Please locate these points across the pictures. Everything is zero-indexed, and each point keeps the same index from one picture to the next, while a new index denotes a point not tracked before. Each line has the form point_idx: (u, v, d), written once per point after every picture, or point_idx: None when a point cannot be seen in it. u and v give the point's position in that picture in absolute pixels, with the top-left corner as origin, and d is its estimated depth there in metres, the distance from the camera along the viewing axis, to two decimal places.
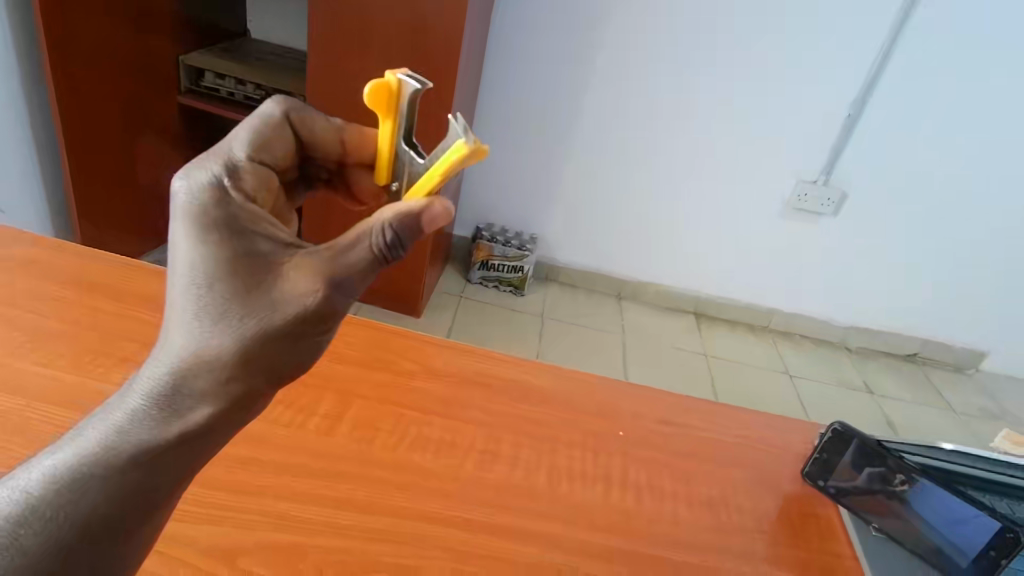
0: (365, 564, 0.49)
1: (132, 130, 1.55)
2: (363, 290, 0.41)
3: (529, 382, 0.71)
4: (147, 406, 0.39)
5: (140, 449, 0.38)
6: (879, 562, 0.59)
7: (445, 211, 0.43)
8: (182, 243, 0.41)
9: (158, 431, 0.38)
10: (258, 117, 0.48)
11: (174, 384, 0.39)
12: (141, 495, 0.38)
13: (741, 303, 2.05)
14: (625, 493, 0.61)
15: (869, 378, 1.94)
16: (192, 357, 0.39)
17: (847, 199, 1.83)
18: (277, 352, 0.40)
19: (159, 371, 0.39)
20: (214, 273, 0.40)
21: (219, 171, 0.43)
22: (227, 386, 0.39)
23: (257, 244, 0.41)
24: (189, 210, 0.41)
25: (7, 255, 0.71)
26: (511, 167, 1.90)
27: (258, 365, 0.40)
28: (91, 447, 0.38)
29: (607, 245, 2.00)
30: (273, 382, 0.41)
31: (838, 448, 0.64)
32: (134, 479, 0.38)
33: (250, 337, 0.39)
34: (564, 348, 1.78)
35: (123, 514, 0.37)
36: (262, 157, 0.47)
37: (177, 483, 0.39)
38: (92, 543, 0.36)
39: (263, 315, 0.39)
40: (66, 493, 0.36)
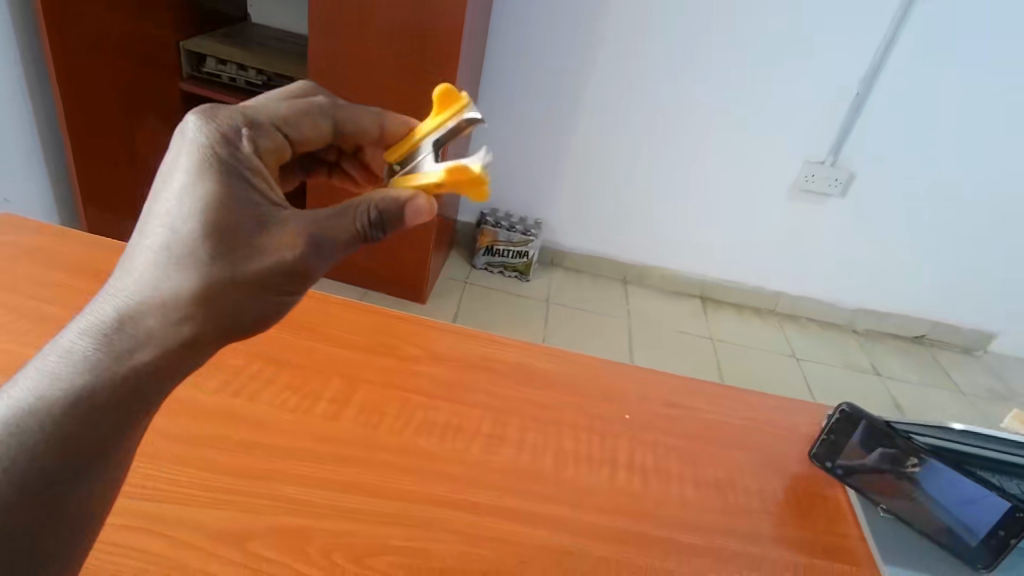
0: (373, 548, 0.50)
1: (134, 117, 1.55)
2: (334, 256, 0.44)
3: (533, 365, 0.71)
4: (101, 350, 0.38)
5: (88, 395, 0.37)
6: (887, 543, 0.59)
7: (428, 208, 0.48)
8: (171, 181, 0.41)
9: (115, 369, 0.38)
10: (298, 101, 0.52)
11: (135, 321, 0.39)
12: (96, 434, 0.37)
13: (747, 285, 2.04)
14: (631, 476, 0.61)
15: (876, 360, 1.93)
16: (158, 293, 0.39)
17: (855, 178, 1.81)
18: (243, 300, 0.41)
19: (115, 314, 0.39)
20: (198, 212, 0.41)
21: (239, 124, 0.45)
22: (188, 326, 0.39)
23: (249, 193, 0.42)
24: (192, 153, 0.42)
25: (12, 243, 0.71)
26: (514, 151, 1.89)
27: (224, 313, 0.41)
28: (36, 396, 0.36)
29: (614, 230, 1.99)
30: (235, 332, 0.42)
31: (847, 429, 0.63)
32: (89, 418, 0.36)
33: (222, 280, 0.40)
34: (569, 333, 1.78)
35: (78, 452, 0.36)
36: (286, 130, 0.50)
37: (136, 426, 0.39)
38: (47, 481, 0.35)
39: (238, 261, 0.41)
40: (22, 425, 0.35)
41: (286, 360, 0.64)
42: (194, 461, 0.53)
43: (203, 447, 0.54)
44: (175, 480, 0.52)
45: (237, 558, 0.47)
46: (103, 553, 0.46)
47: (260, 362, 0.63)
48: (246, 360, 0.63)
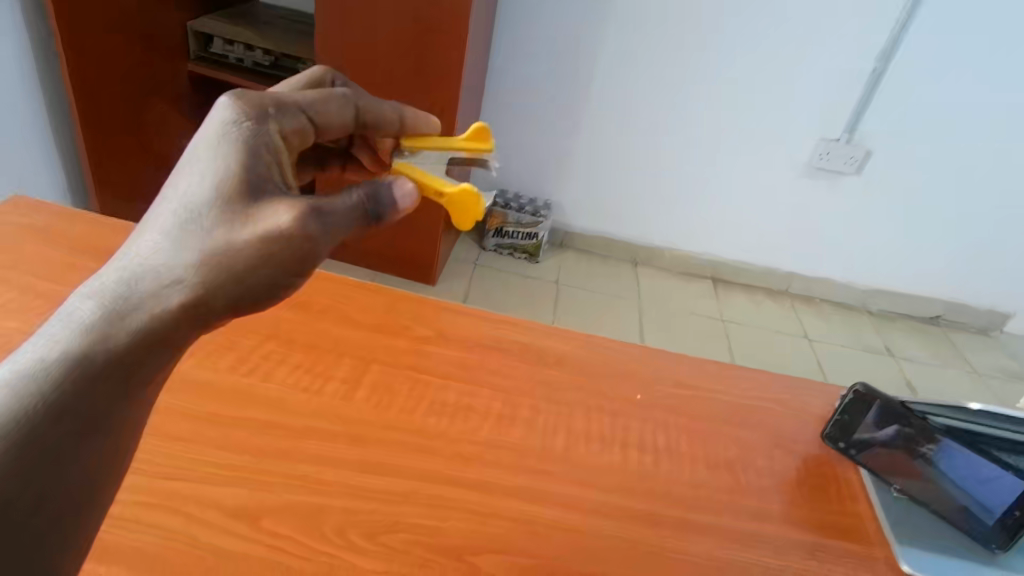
0: (387, 526, 0.50)
1: (143, 99, 1.54)
2: (336, 234, 0.42)
3: (543, 345, 0.70)
4: (102, 317, 0.35)
5: (92, 363, 0.35)
6: (900, 523, 0.58)
7: (410, 192, 0.48)
8: (191, 157, 0.41)
9: (109, 331, 0.35)
10: (330, 93, 0.52)
11: (133, 283, 0.37)
12: (86, 401, 0.34)
13: (759, 266, 2.02)
14: (642, 455, 0.61)
15: (889, 340, 1.92)
16: (158, 258, 0.38)
17: (871, 155, 1.78)
18: (242, 271, 0.38)
19: (121, 283, 0.37)
20: (208, 180, 0.40)
21: (267, 103, 0.46)
22: (184, 293, 0.37)
23: (261, 168, 0.42)
24: (214, 130, 0.42)
25: (26, 225, 0.72)
26: (524, 130, 1.87)
27: (222, 283, 0.38)
28: (36, 365, 0.34)
29: (624, 210, 1.97)
30: (232, 309, 0.39)
31: (860, 409, 0.62)
32: (78, 382, 0.34)
33: (223, 249, 0.38)
34: (580, 314, 1.78)
35: (65, 417, 0.34)
36: (314, 116, 0.50)
37: (127, 399, 0.36)
38: (33, 445, 0.33)
39: (239, 229, 0.39)
40: (10, 383, 0.33)
41: (298, 340, 0.64)
42: (209, 439, 0.54)
43: (218, 426, 0.55)
44: (190, 458, 0.52)
45: (253, 536, 0.48)
46: (120, 530, 0.47)
47: (273, 343, 0.64)
48: (258, 341, 0.64)
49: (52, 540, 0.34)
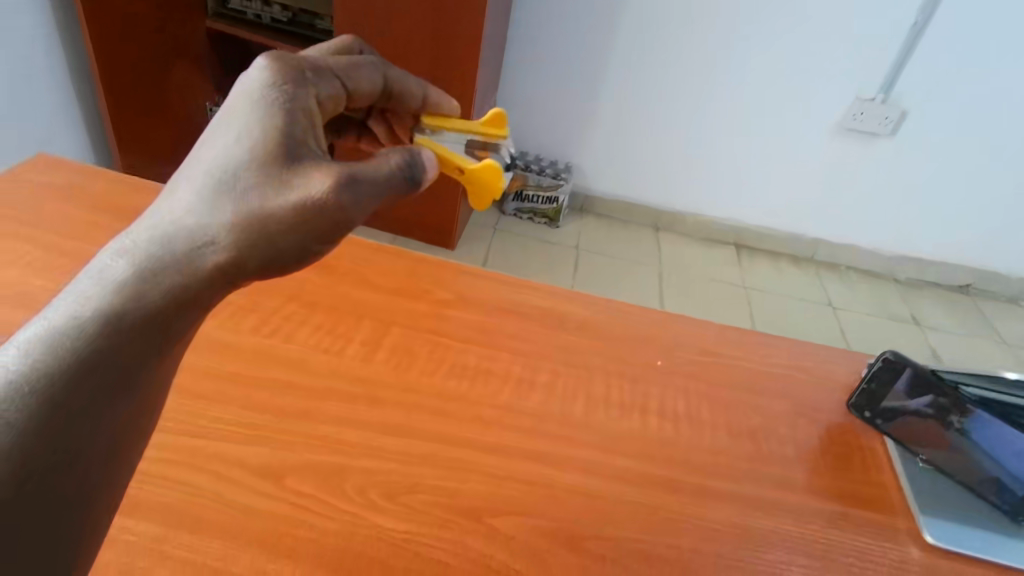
0: (407, 486, 0.50)
1: (162, 57, 1.53)
2: (370, 202, 0.42)
3: (563, 310, 0.70)
4: (140, 274, 0.34)
5: (134, 320, 0.33)
6: (925, 493, 0.57)
7: (433, 164, 0.49)
8: (229, 119, 0.41)
9: (144, 288, 0.34)
10: (362, 61, 0.52)
11: (167, 241, 0.36)
12: (122, 357, 0.33)
13: (784, 231, 1.98)
14: (663, 422, 0.60)
15: (916, 308, 1.88)
16: (189, 217, 0.37)
17: (907, 116, 1.71)
18: (273, 234, 0.38)
19: (158, 240, 0.35)
20: (241, 142, 0.39)
21: (304, 67, 0.45)
22: (218, 254, 0.36)
23: (299, 133, 0.41)
24: (252, 93, 0.42)
25: (49, 184, 0.72)
26: (545, 90, 1.83)
27: (254, 246, 0.38)
28: (73, 319, 0.32)
29: (647, 174, 1.93)
30: (261, 272, 0.38)
31: (889, 378, 0.62)
32: (113, 339, 0.33)
33: (255, 211, 0.38)
34: (599, 280, 1.76)
35: (98, 374, 0.32)
36: (347, 79, 0.50)
37: (158, 360, 0.35)
38: (65, 402, 0.31)
39: (272, 192, 0.38)
40: (41, 338, 0.31)
41: (318, 302, 0.64)
42: (231, 399, 0.54)
43: (241, 385, 0.55)
44: (213, 417, 0.53)
45: (276, 493, 0.49)
46: (146, 484, 0.48)
47: (294, 304, 0.64)
48: (279, 302, 0.64)
49: (81, 498, 0.32)
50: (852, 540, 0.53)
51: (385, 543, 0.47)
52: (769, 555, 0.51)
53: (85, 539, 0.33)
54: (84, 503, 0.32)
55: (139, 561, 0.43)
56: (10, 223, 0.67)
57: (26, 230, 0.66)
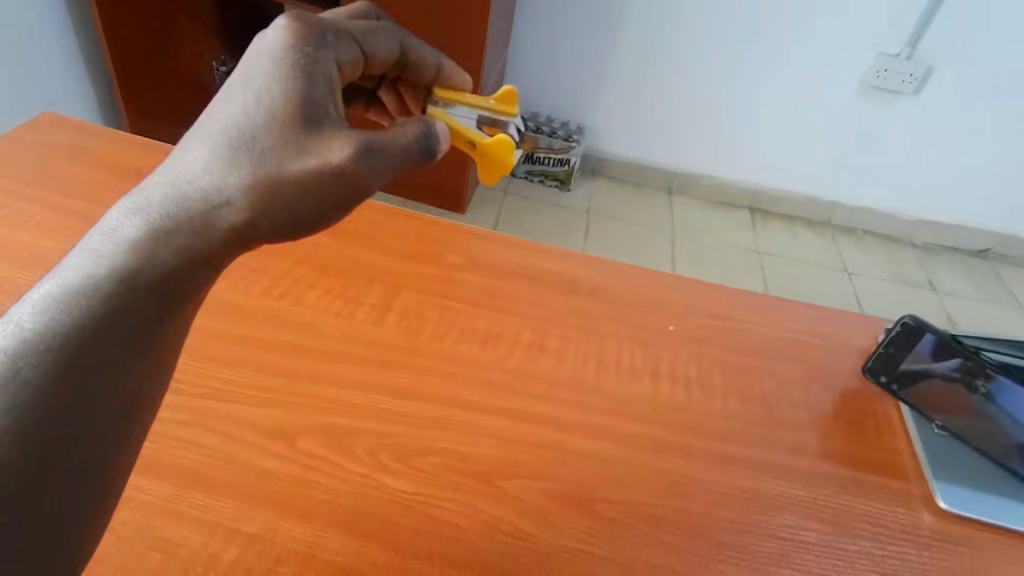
0: (418, 449, 0.50)
1: (166, 14, 1.49)
2: (386, 171, 0.42)
3: (575, 274, 0.69)
4: (157, 233, 0.34)
5: (148, 279, 0.32)
6: (940, 459, 0.57)
7: (446, 132, 0.48)
8: (248, 79, 0.40)
9: (159, 245, 0.33)
10: (380, 25, 0.51)
11: (183, 198, 0.35)
12: (139, 316, 0.32)
13: (800, 195, 1.94)
14: (675, 387, 0.60)
15: (932, 274, 1.85)
16: (204, 175, 0.36)
17: (932, 73, 1.64)
18: (289, 197, 0.38)
19: (174, 198, 0.35)
20: (258, 101, 0.39)
21: (325, 29, 0.44)
22: (234, 214, 0.36)
23: (319, 96, 0.41)
24: (272, 53, 0.41)
25: (59, 144, 0.71)
26: (557, 49, 1.78)
27: (269, 208, 0.37)
28: (88, 278, 0.31)
29: (660, 135, 1.89)
30: (274, 235, 0.38)
31: (906, 342, 0.60)
32: (127, 297, 0.32)
33: (272, 173, 0.37)
34: (611, 245, 1.74)
35: (112, 334, 0.31)
36: (366, 44, 0.49)
37: (170, 320, 0.34)
38: (79, 363, 0.30)
39: (289, 155, 0.38)
40: (55, 295, 0.31)
41: (328, 265, 0.64)
42: (241, 361, 0.54)
43: (252, 347, 0.55)
44: (224, 380, 0.53)
45: (288, 454, 0.49)
46: (159, 445, 0.48)
47: (304, 267, 0.63)
48: (288, 265, 0.63)
49: (95, 466, 0.32)
50: (864, 505, 0.53)
51: (396, 505, 0.47)
52: (780, 519, 0.51)
53: (101, 507, 0.33)
54: (98, 471, 0.32)
55: (154, 520, 0.44)
56: (19, 184, 0.66)
57: (35, 190, 0.66)
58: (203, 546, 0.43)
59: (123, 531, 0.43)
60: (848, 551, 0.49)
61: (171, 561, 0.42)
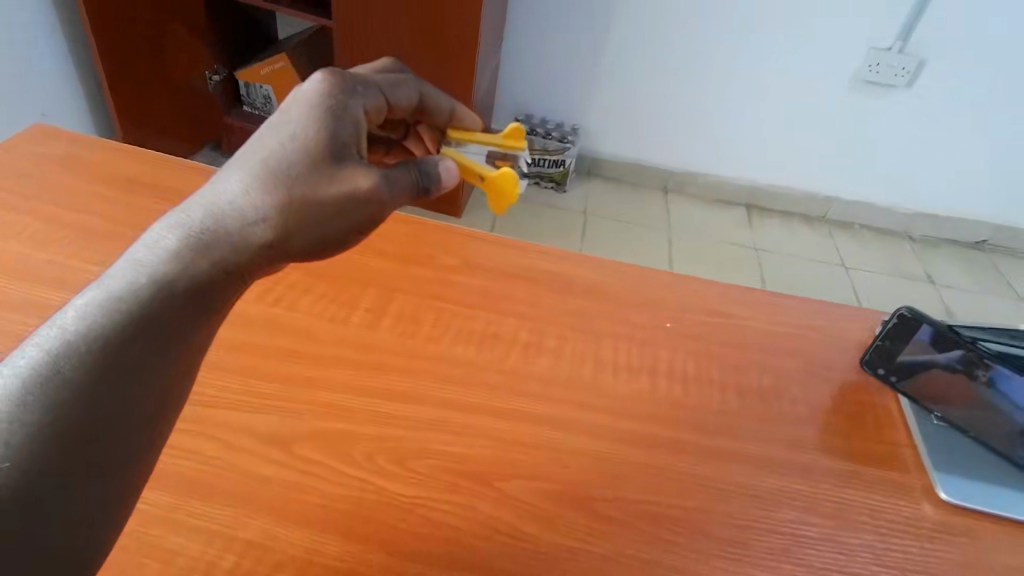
0: (414, 451, 0.50)
1: (157, 24, 1.49)
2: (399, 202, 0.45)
3: (571, 273, 0.69)
4: (194, 244, 0.35)
5: (183, 285, 0.34)
6: (939, 450, 0.57)
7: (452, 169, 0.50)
8: (285, 116, 0.42)
9: (195, 255, 0.35)
10: (401, 75, 0.51)
11: (219, 215, 0.37)
12: (171, 319, 0.33)
13: (796, 191, 1.94)
14: (672, 383, 0.59)
15: (930, 266, 1.85)
16: (239, 196, 0.38)
17: (925, 66, 1.65)
18: (316, 217, 0.40)
19: (212, 214, 0.37)
20: (291, 135, 0.41)
21: (355, 82, 0.46)
22: (267, 230, 0.38)
23: (347, 135, 0.43)
24: (308, 97, 0.43)
25: (51, 156, 0.71)
26: (550, 49, 1.78)
27: (298, 226, 0.39)
28: (128, 284, 0.33)
29: (655, 135, 1.90)
30: (301, 251, 0.40)
31: (902, 334, 0.60)
32: (161, 302, 0.33)
33: (302, 196, 0.40)
34: (607, 244, 1.74)
35: (145, 337, 0.32)
36: (388, 94, 0.49)
37: (199, 325, 0.35)
38: (114, 364, 0.32)
39: (319, 181, 0.40)
40: (97, 300, 0.32)
41: (323, 270, 0.64)
42: (236, 368, 0.54)
43: (247, 353, 0.55)
44: (221, 387, 0.53)
45: (285, 460, 0.49)
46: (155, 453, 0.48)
47: (299, 273, 0.63)
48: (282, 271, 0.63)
49: (122, 470, 0.33)
50: (864, 498, 0.53)
51: (394, 508, 0.47)
52: (780, 514, 0.51)
53: (122, 511, 0.33)
54: (124, 477, 0.33)
55: (152, 529, 0.44)
56: (12, 196, 0.66)
57: (28, 202, 0.65)
58: (202, 554, 0.43)
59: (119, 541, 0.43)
60: (849, 544, 0.49)
61: (170, 570, 0.42)
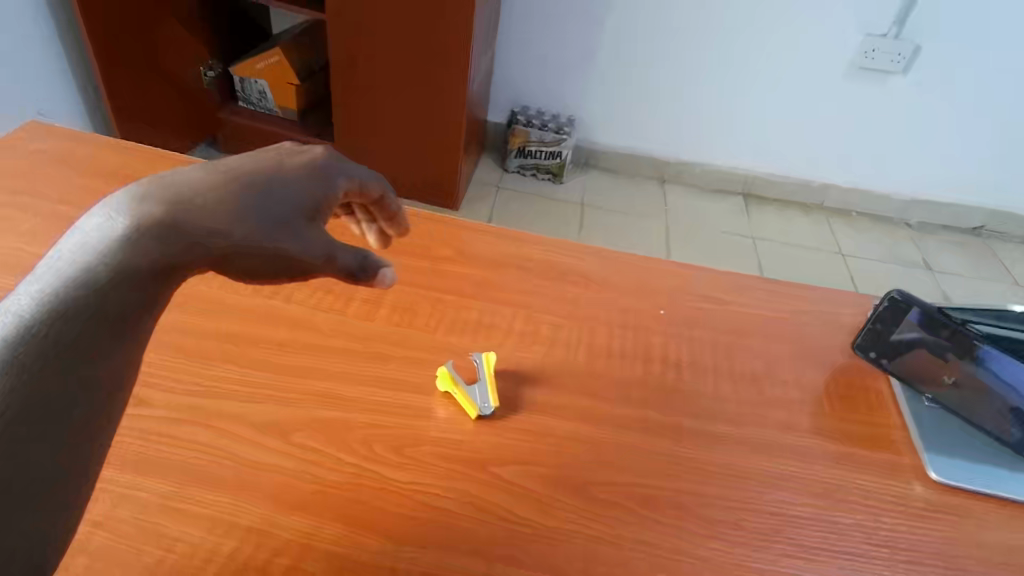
0: (411, 439, 0.51)
1: (155, 26, 1.49)
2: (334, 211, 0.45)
3: (565, 262, 0.69)
4: (143, 231, 0.34)
5: (131, 276, 0.33)
6: (930, 431, 0.57)
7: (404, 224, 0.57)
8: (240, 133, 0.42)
9: (151, 243, 0.34)
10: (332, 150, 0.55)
11: (177, 208, 0.36)
12: (119, 310, 0.33)
13: (793, 179, 1.94)
14: (666, 369, 0.60)
15: (928, 253, 1.85)
16: (201, 195, 0.37)
17: (920, 52, 1.65)
18: (269, 237, 0.39)
19: (162, 201, 0.36)
20: (277, 163, 0.43)
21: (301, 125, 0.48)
22: (218, 242, 0.37)
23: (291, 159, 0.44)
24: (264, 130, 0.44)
25: (48, 153, 0.72)
26: (543, 39, 1.77)
27: (256, 242, 0.38)
28: (77, 274, 0.32)
29: (651, 125, 1.90)
30: (252, 248, 0.38)
31: (894, 317, 0.60)
32: (111, 293, 0.33)
33: (249, 196, 0.39)
34: (604, 234, 1.75)
35: (92, 328, 0.32)
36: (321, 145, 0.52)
37: (150, 316, 0.34)
38: (68, 348, 0.32)
39: (266, 185, 0.40)
40: (48, 288, 0.32)
41: None
42: (233, 359, 0.55)
43: (244, 345, 0.55)
44: (219, 377, 0.53)
45: (283, 448, 0.49)
46: (155, 443, 0.48)
47: None
48: None
49: (78, 459, 0.32)
50: (854, 479, 0.53)
51: (391, 493, 0.47)
52: (772, 495, 0.51)
53: (78, 510, 0.33)
54: (81, 471, 0.32)
55: (152, 517, 0.44)
56: (8, 193, 0.66)
57: (25, 199, 0.66)
58: (205, 540, 0.43)
59: (120, 529, 0.43)
60: (840, 524, 0.50)
61: (170, 556, 0.43)
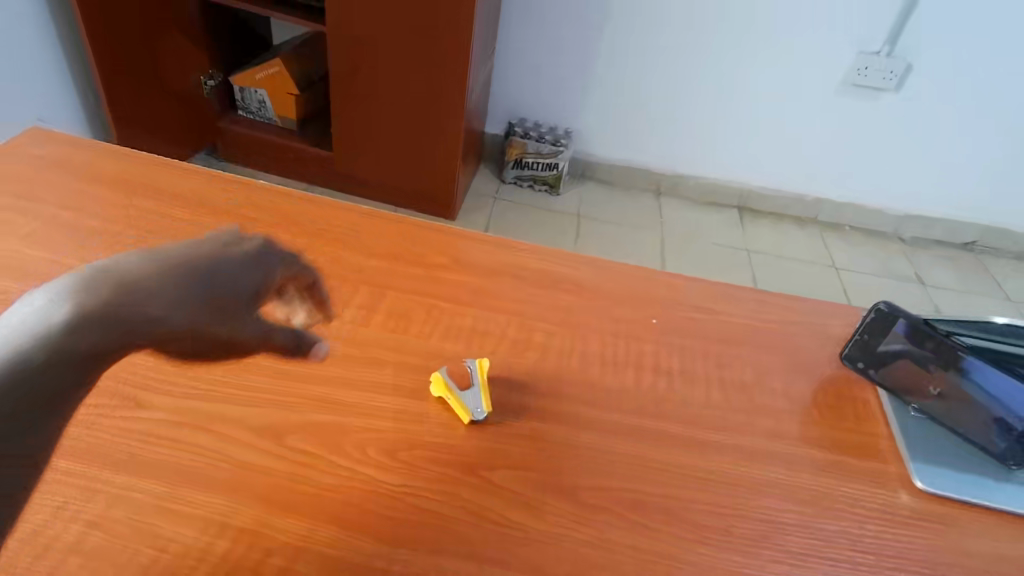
0: (404, 443, 0.52)
1: (157, 34, 1.51)
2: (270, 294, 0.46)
3: (559, 271, 0.70)
4: (85, 312, 0.33)
5: (67, 359, 0.32)
6: (916, 441, 0.58)
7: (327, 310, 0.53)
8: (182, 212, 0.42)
9: (90, 329, 0.33)
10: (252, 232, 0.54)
11: (122, 292, 0.35)
12: (52, 390, 0.32)
13: (787, 193, 1.96)
14: (657, 378, 0.61)
15: (921, 268, 1.87)
16: (146, 280, 0.36)
17: (912, 70, 1.67)
18: (207, 325, 0.39)
19: (107, 283, 0.35)
20: (220, 244, 0.43)
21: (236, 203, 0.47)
22: (158, 330, 0.36)
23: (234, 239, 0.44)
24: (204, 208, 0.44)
25: (50, 159, 0.73)
26: (541, 53, 1.79)
27: (193, 329, 0.39)
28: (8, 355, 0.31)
29: (647, 138, 1.92)
30: (187, 335, 0.38)
31: (881, 328, 0.62)
32: (45, 376, 0.32)
33: (193, 281, 0.39)
34: (599, 244, 1.76)
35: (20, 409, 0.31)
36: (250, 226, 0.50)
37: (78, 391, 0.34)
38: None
39: (210, 269, 0.40)
40: None
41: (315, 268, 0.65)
42: (229, 363, 0.55)
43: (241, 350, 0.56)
44: (216, 380, 0.54)
45: (278, 451, 0.50)
46: (151, 444, 0.49)
47: None
48: None
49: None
50: (842, 487, 0.54)
51: (383, 496, 0.48)
52: (760, 501, 0.52)
53: None
54: None
55: (147, 517, 0.45)
56: (10, 197, 0.67)
57: (27, 203, 0.67)
58: (197, 541, 0.44)
59: (115, 528, 0.44)
60: (827, 531, 0.51)
61: (164, 556, 0.43)
